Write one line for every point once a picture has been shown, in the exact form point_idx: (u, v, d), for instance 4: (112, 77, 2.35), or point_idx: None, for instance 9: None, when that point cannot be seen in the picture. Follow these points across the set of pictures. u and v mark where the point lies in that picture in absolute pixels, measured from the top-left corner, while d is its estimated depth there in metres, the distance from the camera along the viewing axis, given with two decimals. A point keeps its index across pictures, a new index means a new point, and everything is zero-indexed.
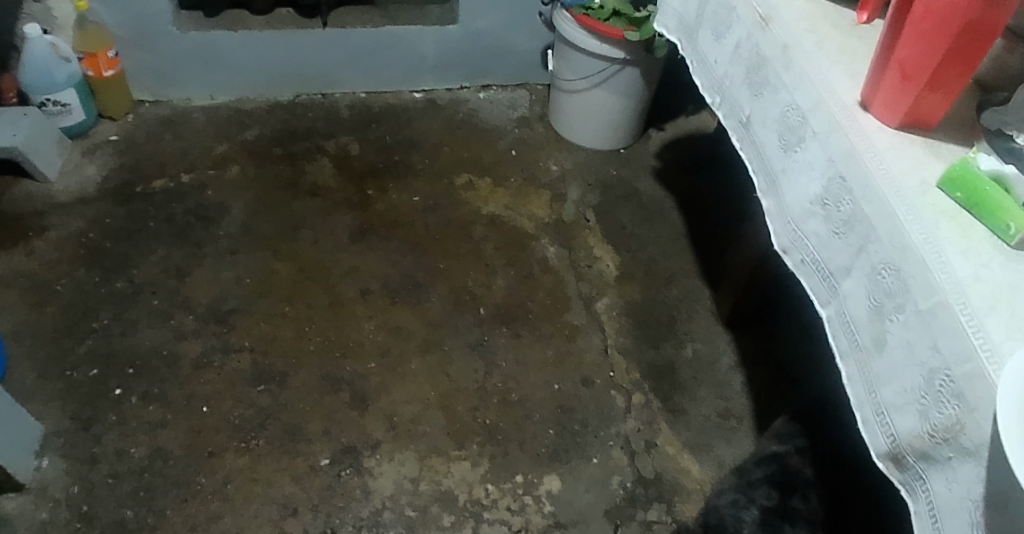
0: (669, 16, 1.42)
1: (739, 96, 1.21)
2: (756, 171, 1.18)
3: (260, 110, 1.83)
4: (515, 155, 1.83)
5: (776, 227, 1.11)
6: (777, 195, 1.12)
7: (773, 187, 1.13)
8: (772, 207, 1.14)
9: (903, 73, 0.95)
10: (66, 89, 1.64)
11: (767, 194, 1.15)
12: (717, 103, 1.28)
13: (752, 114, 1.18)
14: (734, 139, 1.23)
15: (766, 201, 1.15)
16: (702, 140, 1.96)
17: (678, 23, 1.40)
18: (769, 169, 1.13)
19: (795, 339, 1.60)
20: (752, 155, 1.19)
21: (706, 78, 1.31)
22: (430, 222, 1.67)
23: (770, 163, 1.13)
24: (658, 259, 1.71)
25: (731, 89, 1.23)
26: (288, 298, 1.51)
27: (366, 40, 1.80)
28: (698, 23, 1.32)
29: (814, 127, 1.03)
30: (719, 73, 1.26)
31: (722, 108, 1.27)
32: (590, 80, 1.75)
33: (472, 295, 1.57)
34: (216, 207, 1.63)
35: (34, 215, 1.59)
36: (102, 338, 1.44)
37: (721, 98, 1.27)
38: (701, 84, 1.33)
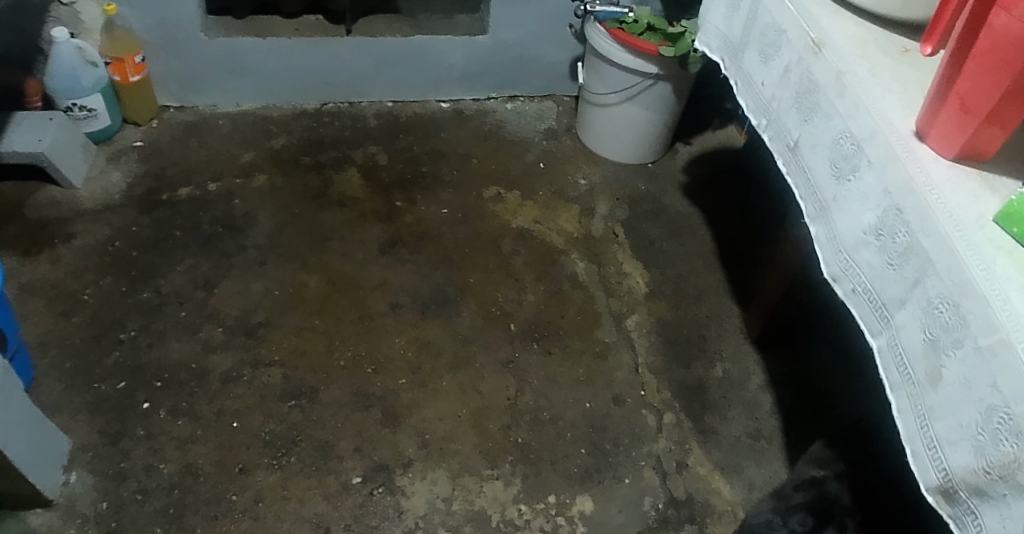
0: (711, 35, 1.41)
1: (787, 120, 1.20)
2: (805, 196, 1.17)
3: (286, 117, 1.81)
4: (543, 168, 1.81)
5: (827, 254, 1.11)
6: (828, 222, 1.11)
7: (824, 214, 1.11)
8: (822, 234, 1.13)
9: (961, 104, 0.93)
10: (92, 95, 1.63)
11: (817, 220, 1.14)
12: (762, 126, 1.27)
13: (801, 140, 1.17)
14: (780, 163, 1.22)
15: (815, 227, 1.14)
16: (729, 155, 1.95)
17: (721, 42, 1.39)
18: (820, 196, 1.12)
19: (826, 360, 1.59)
20: (800, 180, 1.18)
21: (751, 100, 1.30)
22: (459, 235, 1.65)
23: (821, 190, 1.12)
24: (687, 276, 1.70)
25: (778, 112, 1.22)
26: (317, 312, 1.49)
27: (395, 49, 1.78)
28: (745, 45, 1.31)
29: (870, 156, 1.02)
30: (765, 95, 1.25)
31: (768, 131, 1.26)
32: (620, 95, 1.74)
33: (502, 311, 1.56)
34: (244, 216, 1.61)
35: (58, 221, 1.58)
36: (130, 350, 1.42)
37: (767, 120, 1.26)
38: (745, 106, 1.32)
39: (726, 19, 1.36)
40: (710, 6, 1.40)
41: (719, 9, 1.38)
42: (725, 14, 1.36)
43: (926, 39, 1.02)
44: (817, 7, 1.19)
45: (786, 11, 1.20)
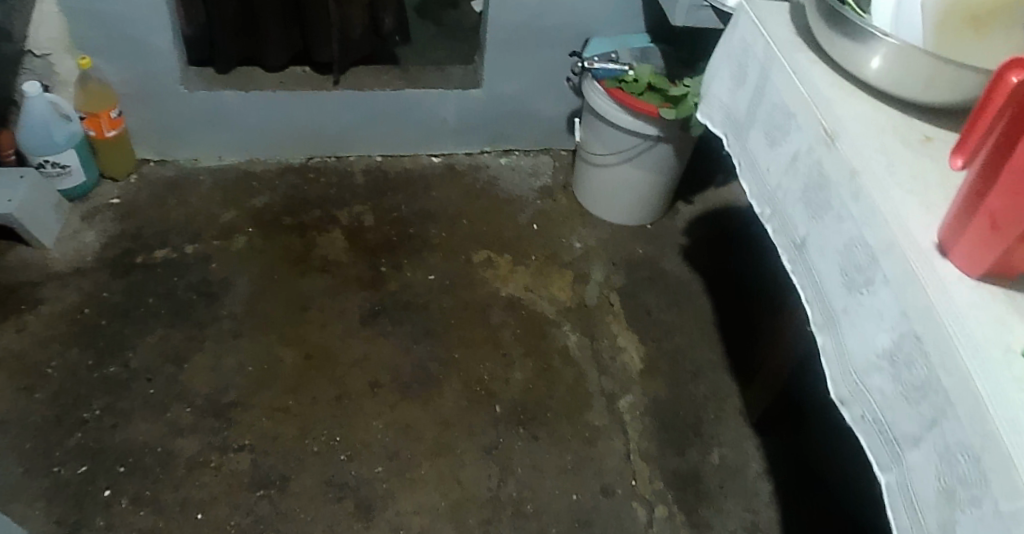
0: (714, 107, 1.30)
1: (793, 213, 1.10)
2: (812, 300, 1.06)
3: (271, 172, 1.74)
4: (537, 230, 1.73)
5: (836, 372, 1.00)
6: (837, 335, 1.00)
7: (834, 325, 1.01)
8: (830, 346, 1.02)
9: (991, 221, 0.81)
10: (65, 151, 1.56)
11: (824, 329, 1.03)
12: (767, 215, 1.16)
13: (809, 238, 1.06)
14: (786, 259, 1.12)
15: (823, 337, 1.04)
16: (733, 216, 1.86)
17: (724, 117, 1.27)
18: (830, 304, 1.02)
19: (831, 446, 1.49)
20: (808, 282, 1.07)
21: (755, 185, 1.20)
22: (445, 305, 1.57)
23: (831, 297, 1.01)
24: (684, 350, 1.61)
25: (784, 203, 1.12)
26: (292, 391, 1.42)
27: (384, 102, 1.71)
28: (750, 123, 1.20)
29: (885, 270, 0.91)
30: (770, 182, 1.15)
31: (773, 222, 1.15)
32: (619, 156, 1.65)
33: (487, 390, 1.48)
34: (220, 282, 1.54)
35: (27, 286, 1.51)
36: (94, 431, 1.35)
37: (772, 210, 1.15)
38: (749, 189, 1.21)
39: (731, 91, 1.25)
40: (715, 76, 1.30)
41: (724, 80, 1.27)
42: (730, 87, 1.25)
43: (956, 149, 0.88)
44: (831, 90, 1.09)
45: (796, 93, 1.10)
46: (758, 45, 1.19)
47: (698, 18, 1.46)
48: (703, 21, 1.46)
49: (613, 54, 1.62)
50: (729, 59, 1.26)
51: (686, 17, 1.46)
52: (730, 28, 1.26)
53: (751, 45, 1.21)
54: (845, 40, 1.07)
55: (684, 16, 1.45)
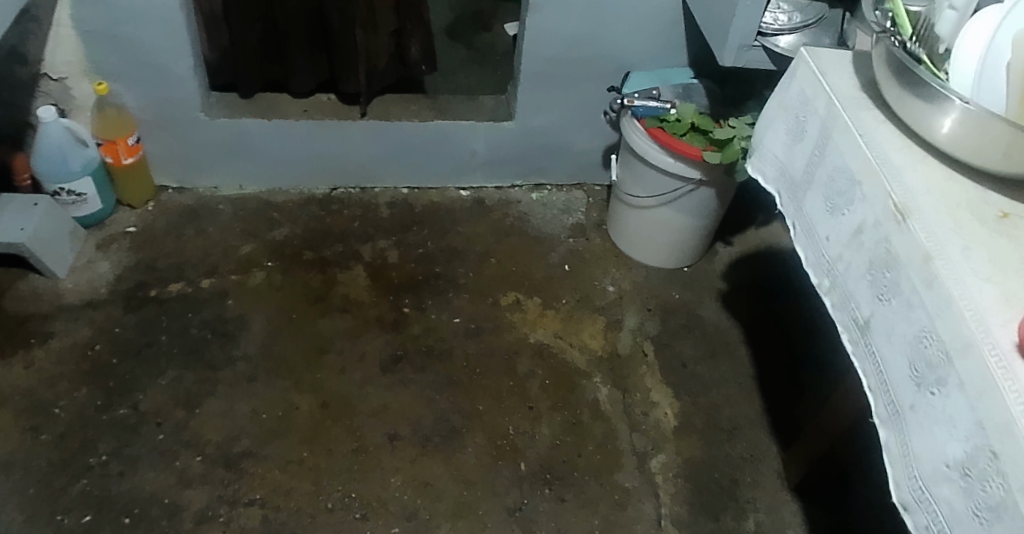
0: (767, 162, 1.20)
1: (854, 291, 1.01)
2: (874, 389, 0.98)
3: (292, 204, 1.67)
4: (569, 271, 1.65)
5: (898, 473, 0.91)
6: (901, 434, 0.92)
7: (899, 422, 0.92)
8: (894, 443, 0.93)
9: None
10: (81, 179, 1.51)
11: (887, 425, 0.95)
12: (824, 287, 1.07)
13: (873, 320, 0.97)
14: (846, 340, 1.03)
15: (886, 432, 0.95)
16: (775, 260, 1.75)
17: (778, 172, 1.18)
18: (895, 398, 0.93)
19: (880, 517, 1.38)
20: (869, 368, 0.99)
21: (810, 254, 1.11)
22: (470, 352, 1.49)
23: (897, 392, 0.93)
24: (721, 406, 1.51)
25: (844, 279, 1.03)
26: (307, 442, 1.35)
27: (413, 134, 1.64)
28: (806, 184, 1.11)
29: (960, 372, 0.82)
30: (828, 253, 1.06)
31: (831, 295, 1.06)
32: (658, 199, 1.56)
33: (513, 446, 1.39)
34: (236, 320, 1.48)
35: (38, 318, 1.45)
36: (99, 478, 1.28)
37: (830, 283, 1.06)
38: (804, 256, 1.12)
39: (786, 147, 1.16)
40: (768, 128, 1.20)
41: (778, 134, 1.18)
42: (785, 142, 1.16)
43: None
44: (900, 158, 1.00)
45: (862, 159, 1.01)
46: (819, 101, 1.10)
47: (748, 58, 1.37)
48: (754, 61, 1.37)
49: (655, 91, 1.53)
50: (784, 112, 1.17)
51: (735, 57, 1.36)
52: (786, 79, 1.17)
53: (811, 100, 1.11)
54: (919, 101, 0.98)
55: (733, 56, 1.36)
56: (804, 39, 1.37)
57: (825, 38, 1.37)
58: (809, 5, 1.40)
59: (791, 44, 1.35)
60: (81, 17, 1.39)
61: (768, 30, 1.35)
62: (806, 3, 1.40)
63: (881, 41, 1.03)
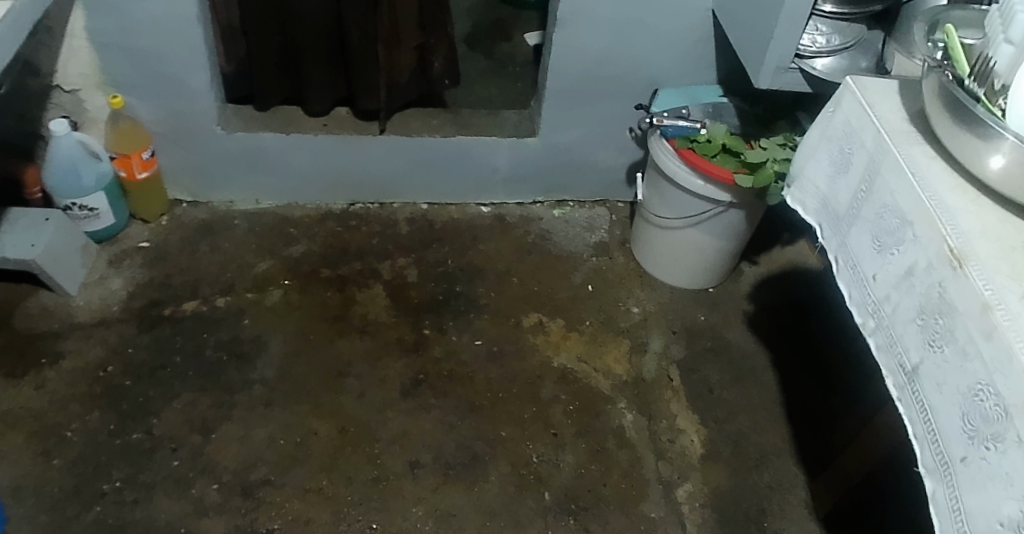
0: (808, 193, 1.21)
1: (902, 334, 0.98)
2: (920, 438, 0.94)
3: (309, 219, 1.65)
4: (592, 291, 1.61)
5: (947, 527, 0.88)
6: (952, 487, 0.88)
7: (949, 474, 0.89)
8: (943, 496, 0.90)
9: None
10: (94, 194, 1.47)
11: (936, 476, 0.91)
12: (869, 327, 1.05)
13: (922, 366, 0.94)
14: (891, 384, 1.00)
15: (933, 483, 0.92)
16: (803, 281, 1.70)
17: (819, 205, 1.19)
18: (944, 449, 0.89)
19: None
20: (916, 415, 0.95)
21: (854, 290, 1.09)
22: (492, 376, 1.45)
23: (948, 443, 0.89)
24: (748, 434, 1.45)
25: (891, 320, 1.00)
26: (327, 470, 1.30)
27: (436, 150, 1.61)
28: (852, 218, 1.10)
29: (1018, 429, 0.79)
30: (875, 292, 1.04)
31: (876, 336, 1.04)
32: (684, 220, 1.52)
33: (536, 475, 1.34)
34: (252, 342, 1.44)
35: (49, 336, 1.41)
36: (113, 505, 1.23)
37: (875, 323, 1.03)
38: (847, 293, 1.10)
39: (830, 178, 1.16)
40: (811, 158, 1.21)
41: (822, 165, 1.18)
42: (829, 173, 1.17)
43: None
44: (952, 197, 0.98)
45: (913, 196, 0.99)
46: (867, 134, 1.09)
47: (785, 80, 1.32)
48: (791, 84, 1.33)
49: (684, 110, 1.49)
50: (830, 143, 1.17)
51: (772, 80, 1.32)
52: (832, 108, 1.17)
53: (858, 132, 1.11)
54: (974, 138, 0.95)
55: (770, 79, 1.32)
56: (842, 62, 1.33)
57: (863, 60, 1.33)
58: (847, 26, 1.35)
59: (829, 66, 1.32)
60: (95, 28, 1.34)
61: (806, 52, 1.31)
62: (844, 24, 1.35)
63: (934, 72, 1.01)
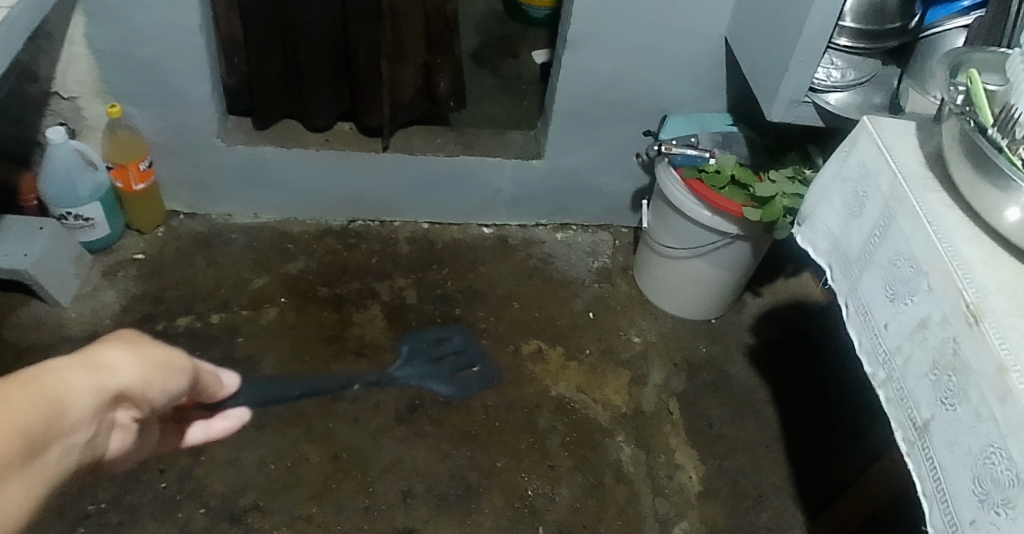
0: (820, 233, 1.19)
1: (913, 388, 0.96)
2: (930, 496, 0.92)
3: (308, 235, 1.63)
4: (593, 319, 1.59)
5: None
6: None
7: None
8: None
9: None
10: (90, 204, 1.44)
11: None
12: (880, 378, 1.03)
13: (933, 423, 0.91)
14: (901, 438, 0.97)
15: None
16: (808, 315, 1.67)
17: (831, 246, 1.16)
18: (953, 511, 0.87)
19: None
20: (925, 473, 0.93)
21: (866, 339, 1.06)
22: (489, 404, 1.42)
23: (958, 505, 0.87)
24: (747, 472, 1.41)
25: (903, 373, 0.98)
26: (317, 496, 1.27)
27: (439, 168, 1.59)
28: (863, 263, 1.08)
29: None
30: (887, 343, 1.01)
31: (886, 388, 1.01)
32: (689, 250, 1.49)
33: (531, 508, 1.30)
34: (246, 361, 1.41)
35: (39, 349, 1.38)
36: (98, 527, 1.20)
37: (886, 374, 1.01)
38: (858, 340, 1.08)
39: (841, 221, 1.14)
40: (823, 198, 1.18)
41: (834, 207, 1.16)
42: (841, 215, 1.14)
43: None
44: (969, 249, 0.96)
45: (929, 246, 0.97)
46: (883, 178, 1.07)
47: (798, 113, 1.31)
48: (803, 116, 1.31)
49: (693, 137, 1.46)
50: (843, 184, 1.15)
51: (785, 113, 1.30)
52: (846, 148, 1.15)
53: (873, 176, 1.08)
54: (994, 191, 0.93)
55: (783, 112, 1.29)
56: (856, 97, 1.30)
57: (876, 97, 1.30)
58: (863, 60, 1.31)
59: (841, 101, 1.29)
60: (95, 36, 1.31)
61: (819, 86, 1.29)
62: (859, 59, 1.31)
63: (956, 116, 0.98)
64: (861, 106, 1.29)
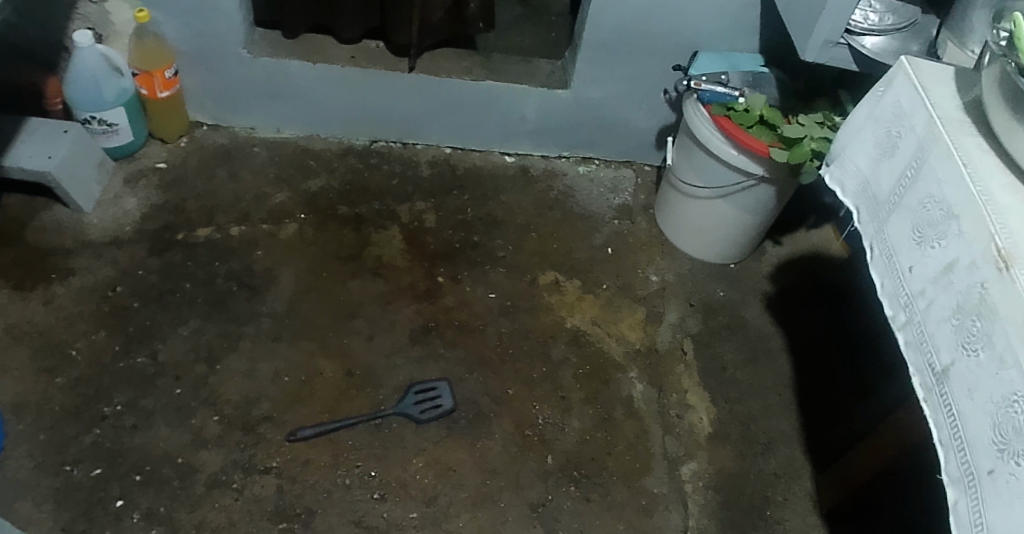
0: (849, 173, 1.15)
1: (936, 333, 0.93)
2: (946, 443, 0.90)
3: (330, 153, 1.61)
4: (612, 255, 1.57)
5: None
6: (976, 500, 0.84)
7: (972, 484, 0.85)
8: (963, 506, 0.86)
9: None
10: (114, 109, 1.43)
11: (958, 484, 0.87)
12: (901, 321, 1.00)
13: (953, 369, 0.89)
14: (919, 383, 0.95)
15: (955, 492, 0.88)
16: (833, 264, 1.63)
17: (859, 187, 1.13)
18: (970, 459, 0.85)
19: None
20: (943, 420, 0.91)
21: (889, 282, 1.03)
22: (503, 331, 1.42)
23: (976, 453, 0.85)
24: (758, 418, 1.41)
25: (926, 317, 0.95)
26: (329, 410, 1.28)
27: (463, 93, 1.56)
28: (892, 205, 1.05)
29: None
30: (910, 286, 0.99)
31: (907, 332, 0.99)
32: (713, 190, 1.46)
33: (541, 437, 1.31)
34: (263, 274, 1.42)
35: (59, 253, 1.39)
36: (112, 429, 1.22)
37: (908, 318, 0.99)
38: (880, 282, 1.05)
39: (872, 161, 1.10)
40: (853, 138, 1.14)
41: (865, 147, 1.12)
42: (872, 155, 1.11)
43: None
44: (1004, 193, 0.92)
45: (962, 190, 0.93)
46: (918, 119, 1.02)
47: (832, 56, 1.25)
48: (836, 59, 1.25)
49: (723, 75, 1.41)
50: (876, 124, 1.11)
51: (818, 54, 1.25)
52: (881, 88, 1.10)
53: (908, 116, 1.04)
54: None
55: (816, 52, 1.25)
56: (892, 43, 1.24)
57: (914, 45, 1.24)
58: (902, 6, 1.27)
59: (877, 46, 1.23)
60: None
61: (856, 28, 1.23)
62: (899, 5, 1.27)
63: (998, 61, 0.94)
64: (897, 52, 1.24)
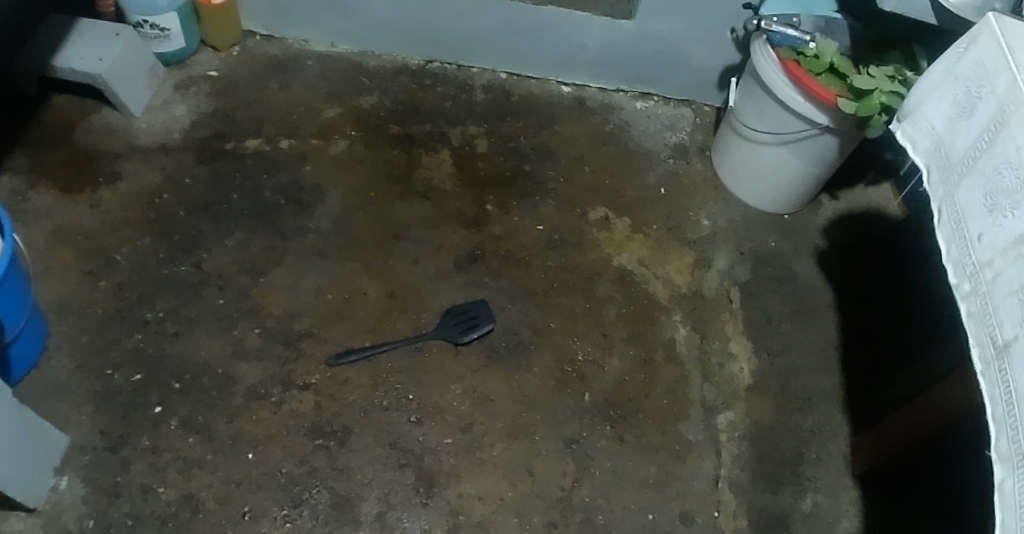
0: (923, 133, 1.04)
1: (1002, 300, 0.80)
2: (999, 420, 0.77)
3: (383, 70, 1.58)
4: (664, 195, 1.53)
5: (1009, 523, 0.71)
6: None
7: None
8: (1013, 491, 0.72)
9: None
10: (167, 14, 1.41)
11: (1007, 466, 0.74)
12: (963, 291, 0.88)
13: (1015, 344, 0.77)
14: (976, 357, 0.83)
15: (1003, 475, 0.74)
16: (893, 221, 1.57)
17: (932, 146, 1.01)
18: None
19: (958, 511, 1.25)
20: (999, 395, 0.78)
21: (956, 248, 0.91)
22: (550, 264, 1.40)
23: None
24: (800, 373, 1.37)
25: (994, 283, 0.83)
26: (370, 330, 1.27)
27: (522, 17, 1.50)
28: (964, 167, 0.93)
29: None
30: (978, 256, 0.86)
31: (970, 301, 0.87)
32: (775, 136, 1.39)
33: (579, 374, 1.29)
34: (312, 190, 1.40)
35: (108, 156, 1.38)
36: (154, 335, 1.22)
37: (972, 286, 0.87)
38: (945, 248, 0.93)
39: (949, 122, 0.99)
40: (931, 96, 1.03)
41: (943, 106, 1.01)
42: (949, 114, 0.99)
43: None
44: None
45: None
46: (1000, 80, 0.90)
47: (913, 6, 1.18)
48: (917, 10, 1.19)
49: (795, 18, 1.33)
50: (956, 83, 0.99)
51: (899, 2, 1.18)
52: (964, 45, 0.98)
53: (990, 76, 0.92)
54: None
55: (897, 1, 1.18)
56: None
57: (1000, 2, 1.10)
58: None
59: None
60: None
61: None
62: None
63: None
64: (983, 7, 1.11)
